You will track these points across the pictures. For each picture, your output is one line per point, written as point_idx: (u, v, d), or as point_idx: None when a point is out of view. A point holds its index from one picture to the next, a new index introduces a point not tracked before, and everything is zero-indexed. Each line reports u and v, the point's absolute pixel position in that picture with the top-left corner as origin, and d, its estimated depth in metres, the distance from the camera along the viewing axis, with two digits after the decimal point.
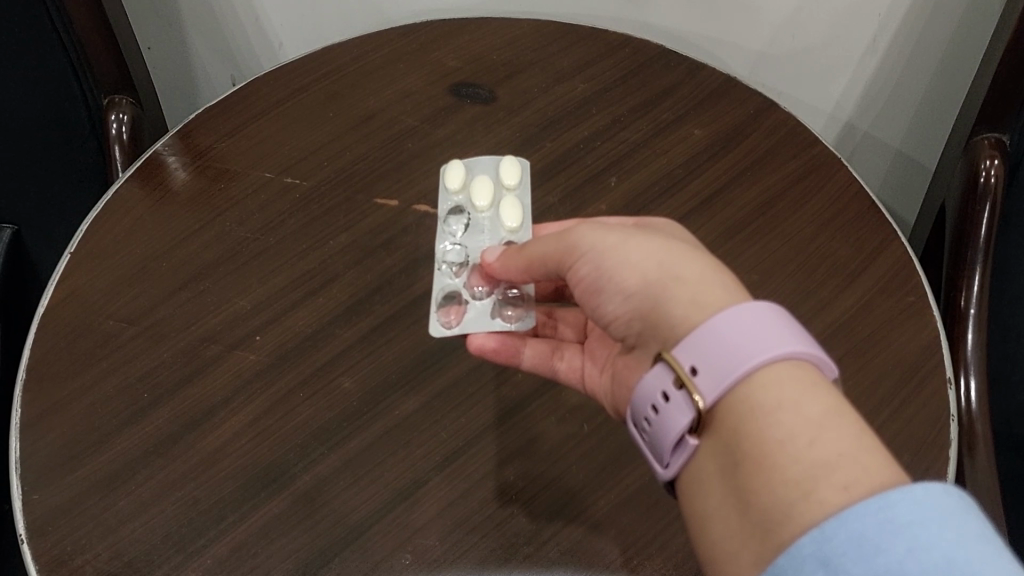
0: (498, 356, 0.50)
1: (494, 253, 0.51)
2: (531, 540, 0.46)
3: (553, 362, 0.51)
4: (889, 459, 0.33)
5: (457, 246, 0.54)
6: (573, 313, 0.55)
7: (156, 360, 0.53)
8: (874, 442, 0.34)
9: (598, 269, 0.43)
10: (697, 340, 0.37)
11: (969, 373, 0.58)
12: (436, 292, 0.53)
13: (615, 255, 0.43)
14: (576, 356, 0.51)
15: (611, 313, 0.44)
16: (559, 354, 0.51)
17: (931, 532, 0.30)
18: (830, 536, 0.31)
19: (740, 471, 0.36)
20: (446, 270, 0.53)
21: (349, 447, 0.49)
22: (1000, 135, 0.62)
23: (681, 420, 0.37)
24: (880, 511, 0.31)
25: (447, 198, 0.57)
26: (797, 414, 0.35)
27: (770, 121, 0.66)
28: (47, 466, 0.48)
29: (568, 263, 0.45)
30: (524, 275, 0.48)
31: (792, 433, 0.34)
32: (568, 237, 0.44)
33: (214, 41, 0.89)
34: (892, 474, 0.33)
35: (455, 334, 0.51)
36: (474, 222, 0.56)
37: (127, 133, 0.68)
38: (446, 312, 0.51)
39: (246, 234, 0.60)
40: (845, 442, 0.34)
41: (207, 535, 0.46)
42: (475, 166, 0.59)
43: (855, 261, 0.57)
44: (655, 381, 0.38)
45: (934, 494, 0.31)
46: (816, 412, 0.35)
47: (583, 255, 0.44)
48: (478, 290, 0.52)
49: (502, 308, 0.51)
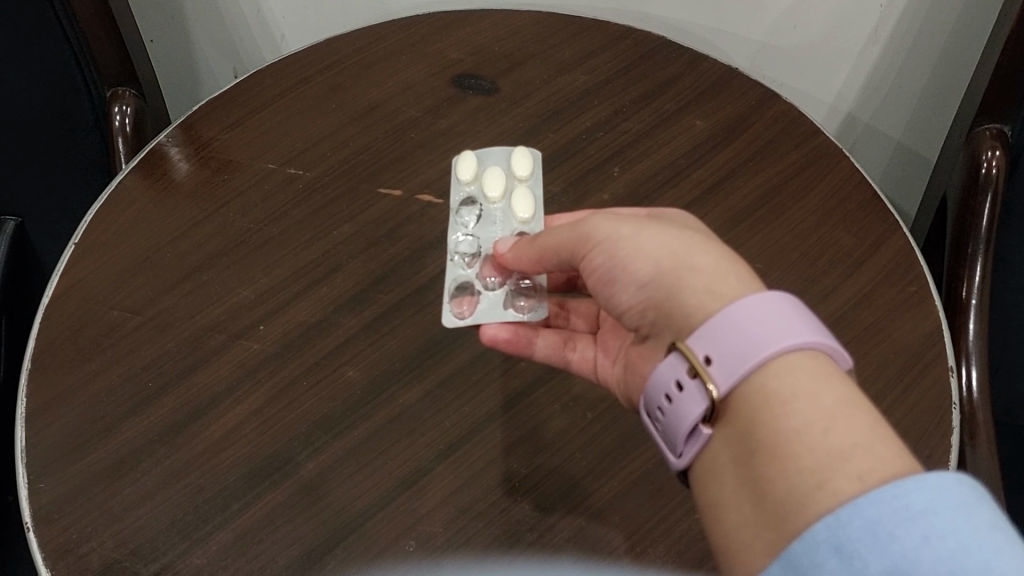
0: (510, 347, 0.50)
1: (506, 243, 0.51)
2: (535, 528, 0.46)
3: (565, 353, 0.51)
4: (902, 448, 0.33)
5: (470, 237, 0.54)
6: (586, 304, 0.55)
7: (161, 350, 0.53)
8: (888, 431, 0.34)
9: (611, 258, 0.43)
10: (711, 330, 0.38)
11: (970, 362, 0.58)
12: (448, 282, 0.53)
13: (630, 245, 0.43)
14: (589, 347, 0.51)
15: (625, 302, 0.44)
16: (572, 345, 0.51)
17: (946, 519, 0.30)
18: (845, 523, 0.31)
19: (754, 460, 0.36)
20: (459, 261, 0.53)
21: (353, 435, 0.49)
22: (1001, 126, 0.62)
23: (695, 409, 0.37)
24: (896, 498, 0.31)
25: (458, 190, 0.57)
26: (811, 404, 0.35)
27: (772, 112, 0.66)
28: (52, 455, 0.48)
29: (581, 253, 0.45)
30: (537, 264, 0.49)
31: (806, 422, 0.34)
32: (581, 227, 0.45)
33: (216, 33, 0.90)
34: (906, 463, 0.33)
35: (467, 324, 0.51)
36: (486, 213, 0.56)
37: (131, 124, 0.68)
38: (459, 303, 0.52)
39: (249, 224, 0.60)
40: (858, 431, 0.34)
41: (212, 522, 0.46)
42: (486, 157, 0.59)
43: (858, 250, 0.57)
44: (669, 370, 0.39)
45: (950, 483, 0.31)
46: (831, 401, 0.35)
47: (597, 245, 0.44)
48: (491, 281, 0.52)
49: (515, 298, 0.51)
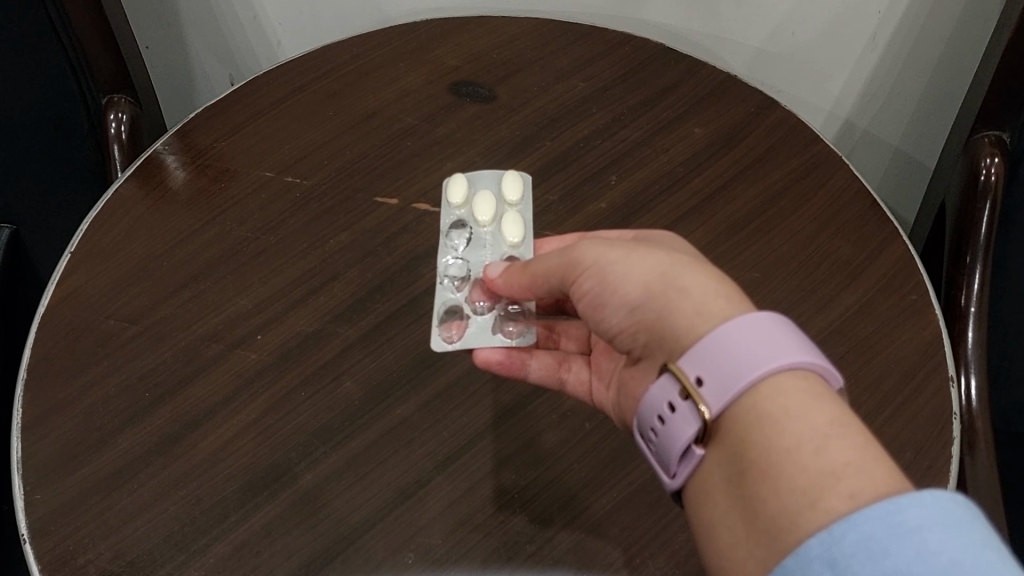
0: (503, 368, 0.49)
1: (496, 269, 0.50)
2: (533, 539, 0.46)
3: (560, 374, 0.51)
4: (893, 466, 0.33)
5: (459, 260, 0.53)
6: (576, 327, 0.54)
7: (157, 360, 0.52)
8: (879, 449, 0.34)
9: (602, 283, 0.43)
10: (702, 352, 0.37)
11: (970, 370, 0.58)
12: (437, 306, 0.52)
13: (619, 269, 0.42)
14: (583, 369, 0.51)
15: (616, 326, 0.44)
16: (567, 367, 0.51)
17: (939, 536, 0.30)
18: (838, 537, 0.31)
19: (747, 479, 0.36)
20: (448, 284, 0.52)
21: (352, 446, 0.49)
22: (1000, 133, 0.62)
23: (687, 431, 0.37)
24: (889, 515, 0.30)
25: (449, 213, 0.56)
26: (803, 423, 0.35)
27: (769, 121, 0.66)
28: (47, 467, 0.48)
29: (571, 277, 0.45)
30: (527, 291, 0.48)
31: (798, 441, 0.34)
32: (570, 252, 0.44)
33: (211, 40, 0.89)
34: (898, 481, 0.32)
35: (456, 348, 0.50)
36: (476, 236, 0.55)
37: (126, 133, 0.68)
38: (448, 326, 0.51)
39: (245, 233, 0.59)
40: (849, 449, 0.34)
41: (209, 534, 0.46)
42: (477, 180, 0.58)
43: (857, 259, 0.57)
44: (661, 393, 0.38)
45: (944, 501, 0.31)
46: (823, 421, 0.35)
47: (587, 270, 0.44)
48: (480, 305, 0.51)
49: (504, 324, 0.50)
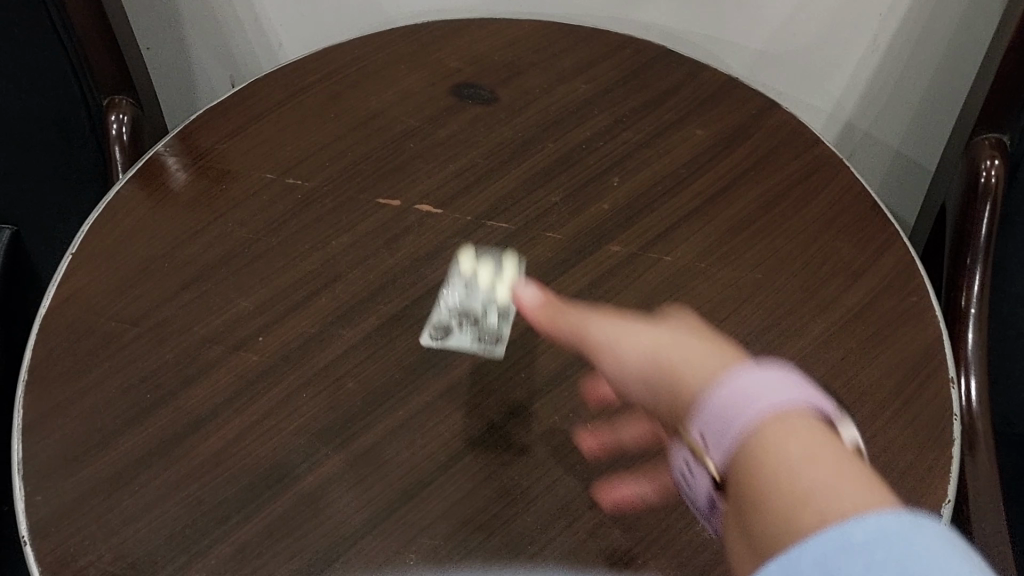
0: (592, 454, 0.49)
1: (530, 294, 0.47)
2: (536, 540, 0.46)
3: (618, 441, 0.49)
4: (885, 499, 0.29)
5: (454, 302, 0.54)
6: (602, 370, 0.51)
7: (158, 361, 0.52)
8: (867, 478, 0.30)
9: (615, 357, 0.43)
10: (702, 411, 0.36)
11: (970, 372, 0.58)
12: (428, 324, 0.55)
13: (626, 345, 0.42)
14: (635, 425, 0.49)
15: (641, 402, 0.42)
16: (620, 431, 0.49)
17: (909, 560, 0.26)
18: (796, 562, 0.27)
19: (745, 533, 0.32)
20: (441, 312, 0.55)
21: (354, 447, 0.49)
22: (1000, 136, 0.62)
23: (706, 484, 0.37)
24: (851, 535, 0.27)
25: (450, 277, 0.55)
26: (784, 455, 0.32)
27: (771, 123, 0.66)
28: (48, 468, 0.48)
29: (588, 353, 0.44)
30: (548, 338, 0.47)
31: (781, 472, 0.31)
32: (579, 326, 0.45)
33: (213, 42, 0.89)
34: (874, 501, 0.29)
35: (433, 344, 0.54)
36: (472, 280, 0.54)
37: (127, 134, 0.68)
38: (433, 330, 0.54)
39: (247, 234, 0.59)
40: (835, 481, 0.30)
41: (210, 535, 0.45)
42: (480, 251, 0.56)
43: (858, 261, 0.57)
44: (681, 455, 0.39)
45: (925, 527, 0.27)
46: (802, 453, 0.32)
47: (598, 350, 0.44)
48: (464, 326, 0.54)
49: (479, 341, 0.54)
